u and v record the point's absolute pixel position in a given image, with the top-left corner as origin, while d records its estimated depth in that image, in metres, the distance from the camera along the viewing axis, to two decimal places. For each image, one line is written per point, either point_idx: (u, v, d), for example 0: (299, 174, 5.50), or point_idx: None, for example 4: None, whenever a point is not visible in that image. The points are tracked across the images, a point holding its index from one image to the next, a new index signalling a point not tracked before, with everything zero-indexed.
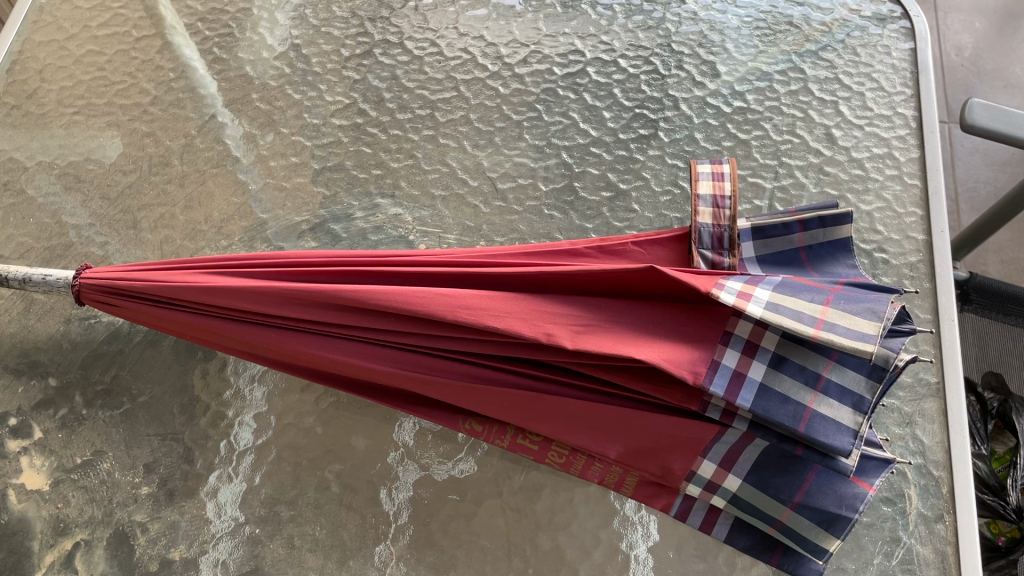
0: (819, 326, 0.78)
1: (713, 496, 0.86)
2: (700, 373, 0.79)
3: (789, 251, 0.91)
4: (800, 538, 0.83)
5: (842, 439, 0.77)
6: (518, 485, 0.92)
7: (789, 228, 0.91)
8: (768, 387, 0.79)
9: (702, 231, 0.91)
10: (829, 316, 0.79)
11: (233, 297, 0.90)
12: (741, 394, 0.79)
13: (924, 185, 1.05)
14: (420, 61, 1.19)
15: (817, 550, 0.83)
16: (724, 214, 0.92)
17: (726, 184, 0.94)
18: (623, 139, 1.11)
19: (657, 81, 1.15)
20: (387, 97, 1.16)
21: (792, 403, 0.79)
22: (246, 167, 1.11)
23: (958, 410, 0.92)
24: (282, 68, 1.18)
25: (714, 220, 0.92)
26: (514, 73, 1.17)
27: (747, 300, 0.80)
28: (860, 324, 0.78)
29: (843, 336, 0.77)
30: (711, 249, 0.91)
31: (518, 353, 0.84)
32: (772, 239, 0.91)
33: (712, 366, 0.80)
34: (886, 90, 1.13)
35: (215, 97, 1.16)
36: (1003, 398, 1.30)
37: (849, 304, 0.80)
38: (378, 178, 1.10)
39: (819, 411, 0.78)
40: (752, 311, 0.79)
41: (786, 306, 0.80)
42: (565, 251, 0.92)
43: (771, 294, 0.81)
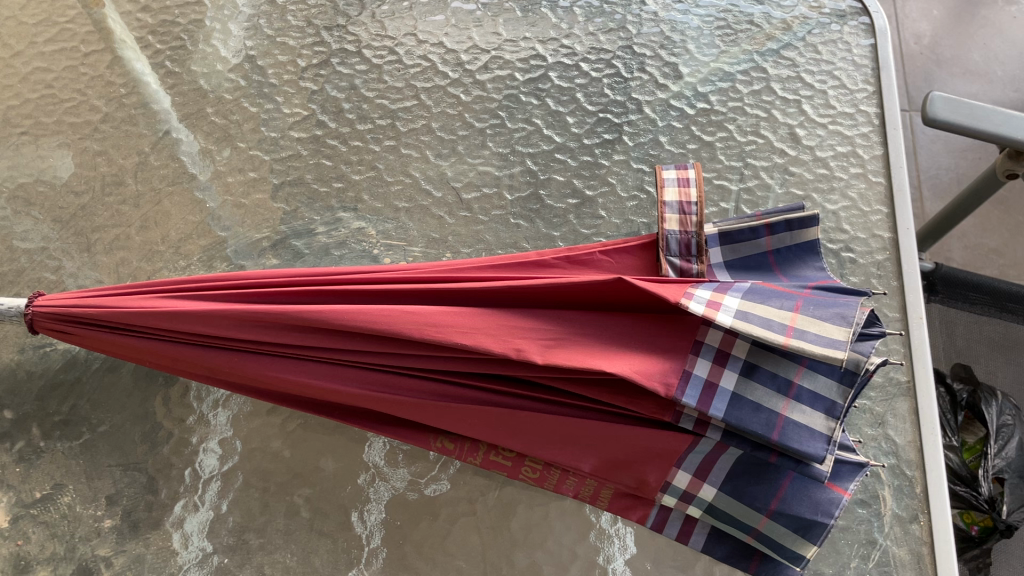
0: (789, 333, 0.77)
1: (689, 506, 0.85)
2: (671, 384, 0.78)
3: (757, 256, 0.90)
4: (778, 545, 0.83)
5: (815, 444, 0.77)
6: (492, 502, 0.91)
7: (756, 232, 0.90)
8: (740, 396, 0.79)
9: (669, 238, 0.91)
10: (799, 323, 0.78)
11: (192, 321, 0.87)
12: (713, 404, 0.78)
13: (889, 183, 1.05)
14: (379, 69, 1.16)
15: (794, 557, 0.82)
16: (691, 220, 0.91)
17: (692, 189, 0.93)
18: (587, 144, 1.10)
19: (620, 84, 1.14)
20: (346, 108, 1.14)
21: (765, 411, 0.78)
22: (204, 184, 1.08)
23: (929, 408, 0.92)
24: (237, 81, 1.16)
25: (681, 227, 0.91)
26: (475, 80, 1.15)
27: (717, 309, 0.79)
28: (830, 330, 0.77)
29: (815, 344, 0.76)
30: (679, 256, 0.90)
31: (488, 369, 0.83)
32: (740, 244, 0.91)
33: (683, 377, 0.79)
34: (849, 87, 1.12)
35: (169, 112, 1.13)
36: (972, 389, 1.31)
37: (818, 310, 0.79)
38: (340, 191, 1.08)
39: (792, 418, 0.78)
40: (722, 320, 0.78)
41: (756, 313, 0.80)
42: (532, 263, 0.91)
43: (740, 302, 0.81)
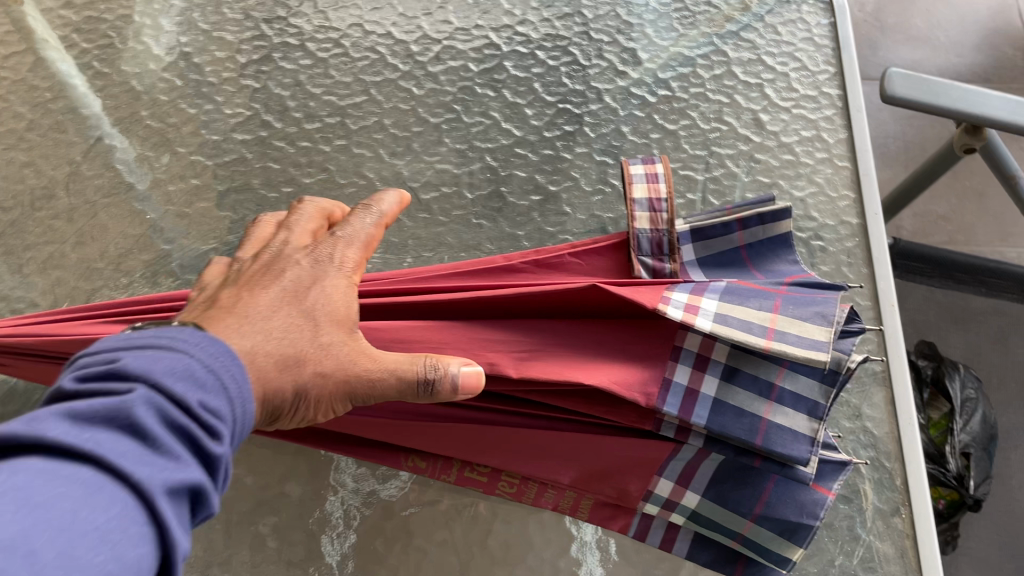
0: (770, 336, 0.75)
1: (672, 514, 0.83)
2: (651, 394, 0.75)
3: (731, 253, 0.87)
4: (762, 549, 0.80)
5: (799, 447, 0.74)
6: (468, 519, 0.88)
7: (728, 228, 0.87)
8: (723, 403, 0.76)
9: (640, 237, 0.87)
10: (779, 324, 0.75)
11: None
12: (695, 411, 0.75)
13: (854, 167, 1.03)
14: (325, 64, 1.10)
15: (779, 559, 0.80)
16: (662, 217, 0.88)
17: (661, 185, 0.90)
18: (548, 137, 1.05)
19: (578, 72, 1.09)
20: (292, 106, 1.08)
21: (747, 415, 0.75)
22: (143, 194, 1.02)
23: (906, 398, 0.90)
24: (172, 80, 1.09)
25: (652, 225, 0.88)
26: (427, 72, 1.10)
27: (695, 314, 0.76)
28: (811, 330, 0.74)
29: (796, 345, 0.73)
30: (651, 256, 0.87)
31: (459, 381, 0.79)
32: (712, 240, 0.88)
33: (663, 385, 0.76)
34: (809, 69, 1.10)
35: (100, 117, 1.06)
36: (936, 364, 1.30)
37: (797, 308, 0.77)
38: (290, 196, 1.02)
39: (775, 422, 0.75)
40: (700, 325, 0.75)
41: (735, 316, 0.77)
42: (501, 271, 0.86)
43: (718, 305, 0.78)
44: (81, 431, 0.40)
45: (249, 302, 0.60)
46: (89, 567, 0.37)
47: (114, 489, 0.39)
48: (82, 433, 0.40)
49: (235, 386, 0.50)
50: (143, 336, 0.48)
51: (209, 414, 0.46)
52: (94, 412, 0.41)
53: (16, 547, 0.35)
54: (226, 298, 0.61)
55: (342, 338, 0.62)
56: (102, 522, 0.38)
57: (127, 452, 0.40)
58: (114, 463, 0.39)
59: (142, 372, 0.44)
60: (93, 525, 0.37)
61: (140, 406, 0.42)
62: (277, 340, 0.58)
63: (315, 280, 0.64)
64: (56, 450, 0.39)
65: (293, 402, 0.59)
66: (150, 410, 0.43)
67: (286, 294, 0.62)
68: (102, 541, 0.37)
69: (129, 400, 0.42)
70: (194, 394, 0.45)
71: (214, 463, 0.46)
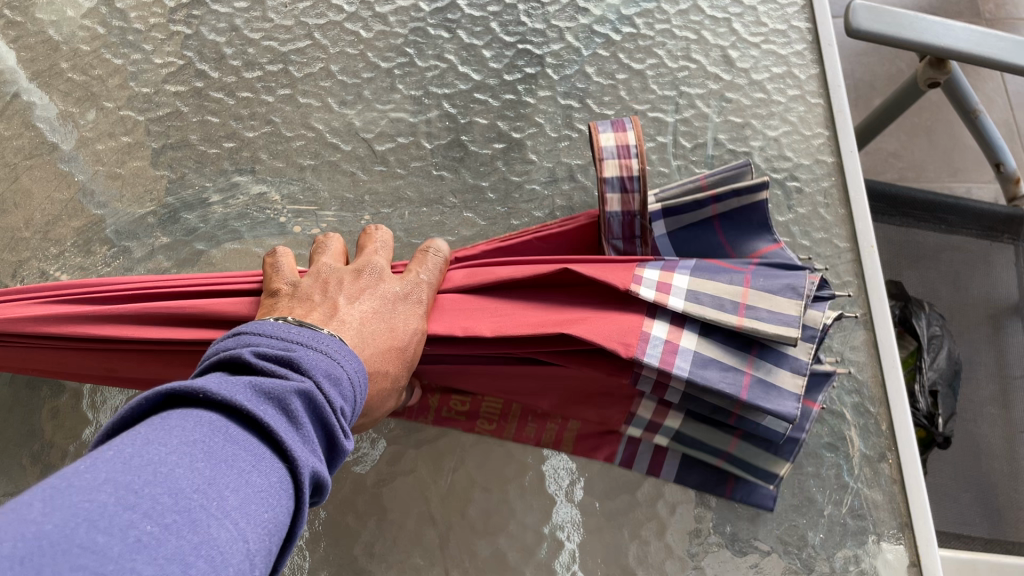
0: (743, 312, 0.68)
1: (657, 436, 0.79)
2: (630, 344, 0.67)
3: (703, 232, 0.76)
4: (749, 467, 0.78)
5: (784, 403, 0.67)
6: (445, 490, 0.84)
7: (700, 203, 0.75)
8: (705, 355, 0.68)
9: (609, 222, 0.74)
10: (751, 299, 0.68)
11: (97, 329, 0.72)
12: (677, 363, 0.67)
13: (828, 103, 0.98)
14: (263, 6, 1.02)
15: (767, 476, 0.78)
16: (634, 198, 0.73)
17: (634, 160, 0.73)
18: (508, 80, 0.99)
19: (537, 10, 1.03)
20: (229, 53, 0.99)
21: (728, 369, 0.68)
22: (69, 154, 0.94)
23: (889, 340, 0.86)
24: (94, 28, 0.99)
25: (624, 207, 0.73)
26: (375, 13, 1.02)
27: (667, 294, 0.69)
28: (783, 305, 0.68)
29: (769, 324, 0.67)
30: (622, 240, 0.75)
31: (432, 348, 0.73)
32: (684, 215, 0.76)
33: (642, 337, 0.67)
34: (778, 2, 1.04)
35: (16, 71, 0.97)
36: (903, 304, 1.26)
37: (769, 280, 0.70)
38: (233, 151, 0.95)
39: (759, 376, 0.68)
40: (674, 305, 0.68)
41: (705, 294, 0.70)
42: (464, 259, 0.81)
43: (691, 279, 0.70)
44: (258, 401, 0.43)
45: (341, 311, 0.63)
46: (259, 523, 0.39)
47: (276, 462, 0.42)
48: (257, 401, 0.43)
49: (362, 399, 0.53)
50: (300, 333, 0.52)
51: (345, 420, 0.49)
52: (270, 388, 0.44)
53: (205, 493, 0.37)
54: (320, 305, 0.64)
55: (412, 353, 0.65)
56: (268, 486, 0.40)
57: (287, 431, 0.43)
58: (281, 439, 0.42)
59: (306, 369, 0.48)
60: (265, 489, 0.40)
61: (300, 398, 0.45)
62: (368, 353, 0.60)
63: (393, 296, 0.67)
64: (236, 411, 0.42)
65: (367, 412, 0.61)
66: (304, 402, 0.46)
67: (372, 309, 0.64)
68: (268, 502, 0.40)
69: (293, 385, 0.45)
70: (339, 399, 0.49)
71: (339, 455, 0.49)
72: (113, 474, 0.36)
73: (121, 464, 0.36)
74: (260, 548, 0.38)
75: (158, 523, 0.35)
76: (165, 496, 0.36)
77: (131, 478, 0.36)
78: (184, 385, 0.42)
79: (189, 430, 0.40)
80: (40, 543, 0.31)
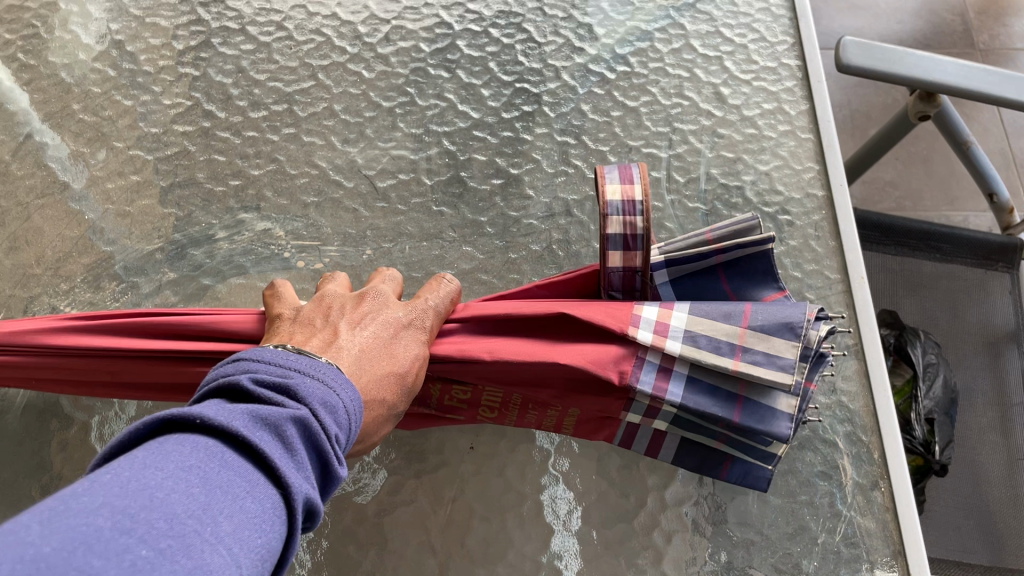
0: (739, 354, 0.70)
1: (654, 420, 0.77)
2: (625, 371, 0.71)
3: (707, 282, 0.76)
4: (749, 448, 0.78)
5: (778, 424, 0.71)
6: (444, 520, 0.86)
7: (704, 255, 0.74)
8: (700, 383, 0.72)
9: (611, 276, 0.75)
10: (748, 340, 0.70)
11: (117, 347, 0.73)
12: (670, 389, 0.71)
13: (817, 138, 1.00)
14: (269, 48, 1.05)
15: (765, 455, 0.78)
16: (637, 255, 0.74)
17: (639, 218, 0.73)
18: (506, 118, 1.02)
19: (534, 50, 1.06)
20: (235, 94, 1.02)
21: (721, 394, 0.72)
22: (79, 193, 0.96)
23: (879, 369, 0.88)
24: (105, 71, 1.02)
25: (626, 263, 0.74)
26: (377, 54, 1.05)
27: (663, 338, 0.71)
28: (780, 347, 0.69)
29: (765, 368, 0.69)
30: (620, 291, 0.77)
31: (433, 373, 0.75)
32: (688, 265, 0.75)
33: (637, 362, 0.71)
34: (768, 40, 1.07)
35: (29, 112, 1.00)
36: (898, 333, 1.28)
37: (768, 315, 0.70)
38: (238, 189, 0.98)
39: (753, 400, 0.71)
40: (671, 347, 0.70)
41: (703, 333, 0.71)
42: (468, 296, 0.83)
43: (690, 316, 0.72)
44: (255, 426, 0.45)
45: (342, 340, 0.64)
46: (251, 548, 0.40)
47: (270, 487, 0.44)
48: (254, 427, 0.45)
49: (357, 426, 0.55)
50: (298, 359, 0.54)
51: (340, 447, 0.51)
52: (266, 415, 0.46)
53: (199, 519, 0.39)
54: (322, 330, 0.66)
55: (414, 379, 0.67)
56: (262, 512, 0.42)
57: (281, 457, 0.45)
58: (275, 464, 0.44)
59: (303, 397, 0.50)
60: (259, 514, 0.42)
61: (295, 426, 0.47)
62: (366, 380, 0.62)
63: (399, 323, 0.69)
64: (232, 436, 0.44)
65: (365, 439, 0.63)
66: (299, 429, 0.48)
67: (374, 336, 0.66)
68: (261, 527, 0.42)
69: (288, 413, 0.47)
70: (334, 426, 0.51)
71: (335, 482, 0.51)
72: (109, 499, 0.38)
73: (118, 489, 0.38)
74: (252, 572, 0.40)
75: (154, 548, 0.36)
76: (161, 521, 0.38)
77: (127, 504, 0.38)
78: (183, 410, 0.44)
79: (185, 455, 0.42)
80: (38, 564, 0.33)
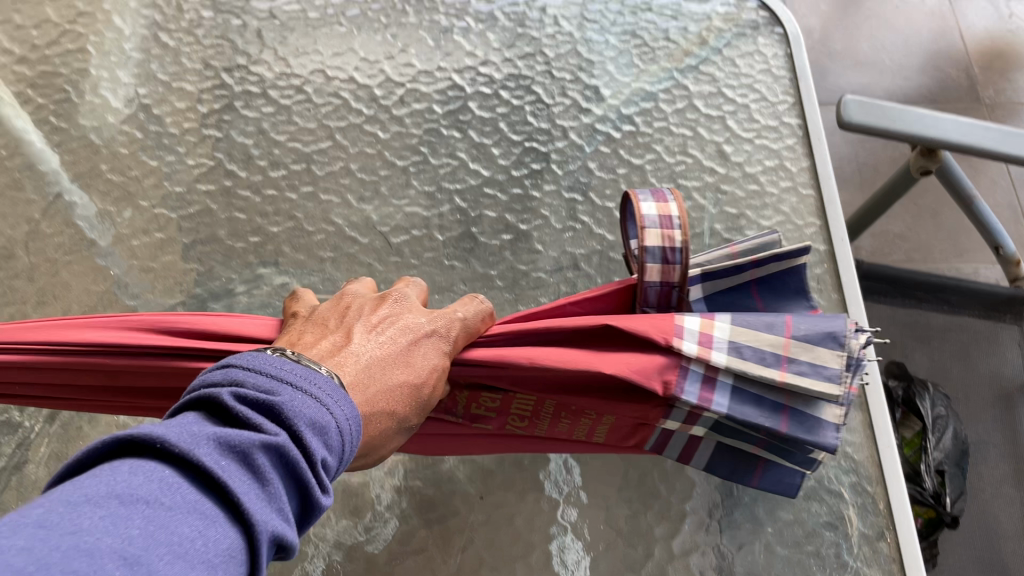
0: (785, 365, 0.67)
1: (692, 429, 0.73)
2: (669, 381, 0.67)
3: (740, 298, 0.75)
4: (787, 454, 0.74)
5: (826, 432, 0.68)
6: (454, 569, 0.87)
7: (740, 268, 0.73)
8: (744, 394, 0.68)
9: (646, 290, 0.73)
10: (793, 350, 0.67)
11: (114, 344, 0.70)
12: (715, 400, 0.67)
13: (818, 194, 1.02)
14: (288, 110, 1.09)
15: (803, 461, 0.74)
16: (674, 269, 0.72)
17: (677, 231, 0.71)
18: (516, 176, 1.06)
19: (542, 111, 1.10)
20: (256, 154, 1.06)
21: (767, 403, 0.68)
22: (105, 250, 1.00)
23: (884, 418, 0.89)
24: (132, 132, 1.07)
25: (663, 278, 0.72)
26: (392, 115, 1.09)
27: (708, 349, 0.67)
28: (824, 356, 0.67)
29: (811, 378, 0.66)
30: (655, 308, 0.74)
31: (457, 380, 0.72)
32: (722, 279, 0.74)
33: (680, 373, 0.67)
34: (770, 100, 1.09)
35: (59, 173, 1.05)
36: (907, 385, 1.30)
37: (811, 325, 0.68)
38: (257, 246, 1.01)
39: (799, 409, 0.68)
40: (716, 358, 0.67)
41: (747, 343, 0.68)
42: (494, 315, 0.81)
43: (732, 324, 0.68)
44: (221, 455, 0.44)
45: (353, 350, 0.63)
46: None
47: (226, 526, 0.42)
48: (221, 456, 0.44)
49: (350, 447, 0.53)
50: (292, 371, 0.53)
51: (324, 474, 0.50)
52: (237, 441, 0.45)
53: (131, 565, 0.37)
54: (335, 330, 0.67)
55: (428, 392, 0.66)
56: (213, 554, 0.41)
57: (248, 491, 0.44)
58: (238, 498, 0.43)
59: (287, 419, 0.48)
60: (208, 556, 0.40)
61: (269, 455, 0.46)
62: (374, 389, 0.62)
63: (419, 332, 0.68)
64: (194, 466, 0.43)
65: (371, 450, 0.62)
66: (273, 457, 0.46)
67: (389, 341, 0.66)
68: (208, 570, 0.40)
69: (261, 439, 0.46)
70: (319, 451, 0.49)
71: (315, 512, 0.50)
72: (37, 539, 0.36)
73: (49, 528, 0.37)
74: None
75: None
76: (84, 565, 0.36)
77: (53, 545, 0.36)
78: (148, 431, 0.43)
79: (137, 486, 0.41)
80: None
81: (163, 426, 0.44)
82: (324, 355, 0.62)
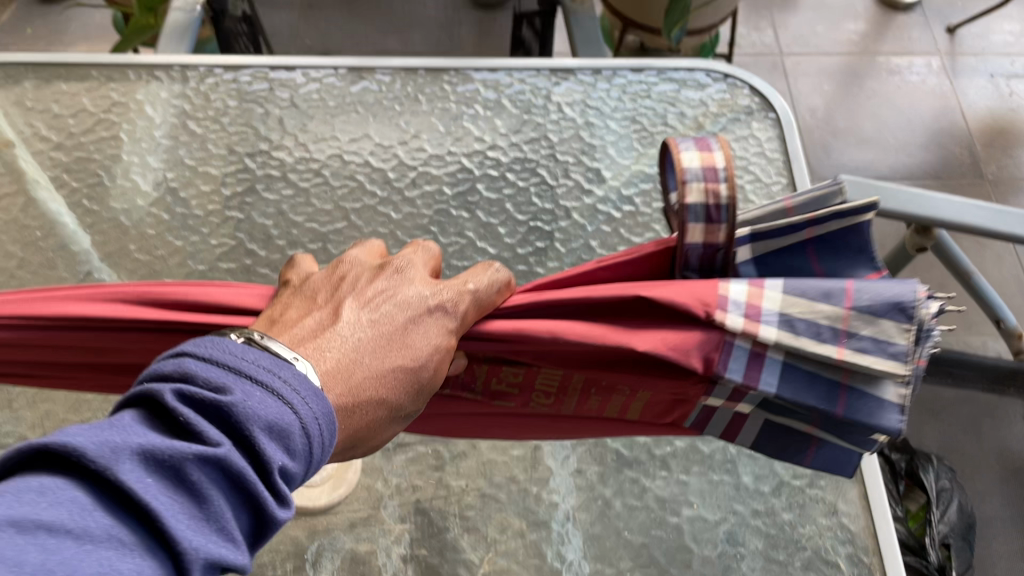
0: (842, 342, 0.54)
1: (739, 404, 0.59)
2: (711, 359, 0.55)
3: (793, 264, 0.59)
4: (847, 435, 0.58)
5: (887, 416, 0.55)
6: None
7: (793, 228, 0.57)
8: (794, 368, 0.55)
9: (682, 254, 0.58)
10: (853, 323, 0.53)
11: (105, 318, 0.60)
12: (762, 378, 0.55)
13: None
14: (307, 193, 1.16)
15: (864, 442, 0.59)
16: (718, 230, 0.56)
17: (722, 185, 0.55)
18: (521, 253, 1.13)
19: (546, 192, 1.16)
20: (275, 234, 1.13)
21: (820, 380, 0.55)
22: None
23: (879, 493, 0.87)
24: (159, 214, 1.14)
25: (707, 240, 0.56)
26: (404, 197, 1.16)
27: (756, 322, 0.54)
28: (889, 330, 0.53)
29: (873, 357, 0.53)
30: (697, 272, 0.59)
31: (474, 354, 0.61)
32: (772, 241, 0.58)
33: (722, 349, 0.55)
34: (763, 181, 1.10)
35: (89, 252, 1.11)
36: (910, 458, 1.28)
37: (875, 291, 0.53)
38: None
39: (857, 386, 0.55)
40: (764, 334, 0.54)
41: (801, 316, 0.54)
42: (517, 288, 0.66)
43: (784, 286, 0.55)
44: (149, 472, 0.38)
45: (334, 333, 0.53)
46: None
47: (141, 554, 0.36)
48: (145, 473, 0.38)
49: (323, 446, 0.46)
50: (256, 360, 0.45)
51: (281, 483, 0.42)
52: (166, 452, 0.38)
53: None
54: (323, 305, 0.57)
55: (431, 374, 0.55)
56: None
57: (173, 513, 0.37)
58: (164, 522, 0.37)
59: (240, 421, 0.41)
60: None
61: (206, 470, 0.39)
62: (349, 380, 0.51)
63: (417, 308, 0.56)
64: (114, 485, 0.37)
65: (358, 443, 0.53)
66: (213, 469, 0.39)
67: (382, 320, 0.55)
68: None
69: (196, 450, 0.39)
70: (274, 457, 0.41)
71: (275, 529, 0.42)
72: None
73: None
74: None
75: None
76: None
77: None
78: (64, 441, 0.37)
79: (39, 511, 0.35)
80: None
81: (83, 434, 0.38)
82: (301, 341, 0.52)
